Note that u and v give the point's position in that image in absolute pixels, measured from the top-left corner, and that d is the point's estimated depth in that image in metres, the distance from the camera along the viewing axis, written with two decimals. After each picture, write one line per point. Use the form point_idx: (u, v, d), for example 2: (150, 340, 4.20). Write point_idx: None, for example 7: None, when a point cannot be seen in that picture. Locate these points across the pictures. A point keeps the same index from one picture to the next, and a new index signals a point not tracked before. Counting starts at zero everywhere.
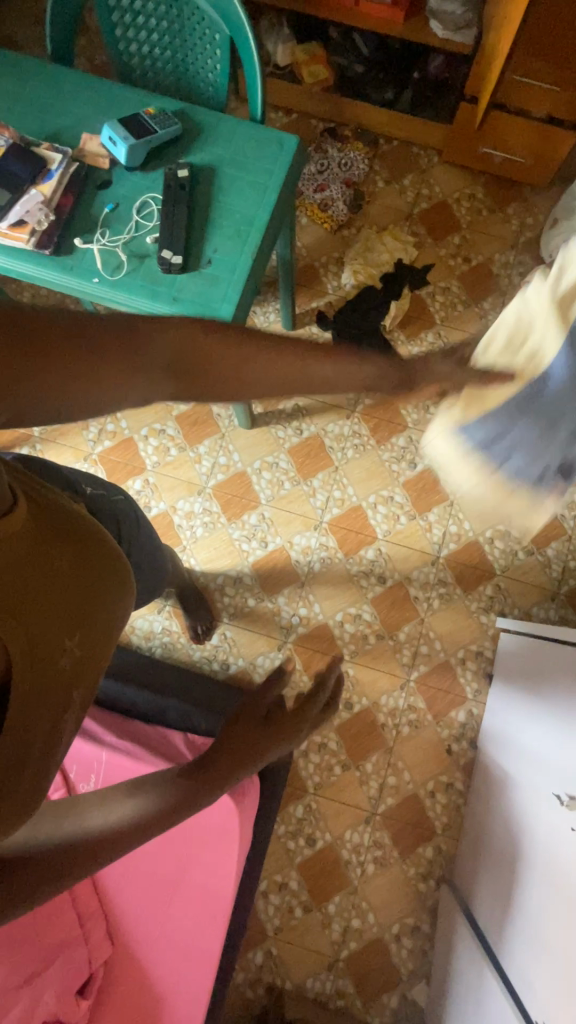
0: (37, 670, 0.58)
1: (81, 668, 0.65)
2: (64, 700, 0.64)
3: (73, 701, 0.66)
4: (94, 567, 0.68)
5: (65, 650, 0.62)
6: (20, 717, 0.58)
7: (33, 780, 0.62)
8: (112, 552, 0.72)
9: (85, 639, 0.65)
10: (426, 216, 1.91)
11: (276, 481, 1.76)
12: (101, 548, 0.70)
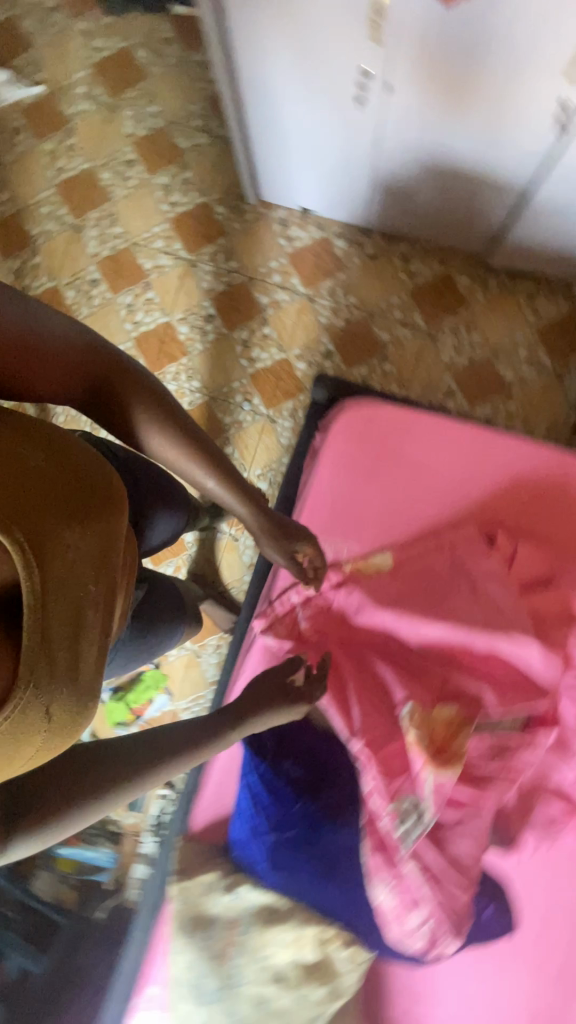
0: (46, 567, 0.68)
1: (94, 564, 0.73)
2: (88, 610, 0.72)
3: (99, 616, 0.73)
4: (93, 492, 0.77)
5: (67, 542, 0.71)
6: (55, 588, 0.69)
7: (89, 669, 0.72)
8: (102, 477, 0.80)
9: (87, 533, 0.73)
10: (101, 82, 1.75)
11: (263, 404, 1.72)
12: (97, 480, 0.79)
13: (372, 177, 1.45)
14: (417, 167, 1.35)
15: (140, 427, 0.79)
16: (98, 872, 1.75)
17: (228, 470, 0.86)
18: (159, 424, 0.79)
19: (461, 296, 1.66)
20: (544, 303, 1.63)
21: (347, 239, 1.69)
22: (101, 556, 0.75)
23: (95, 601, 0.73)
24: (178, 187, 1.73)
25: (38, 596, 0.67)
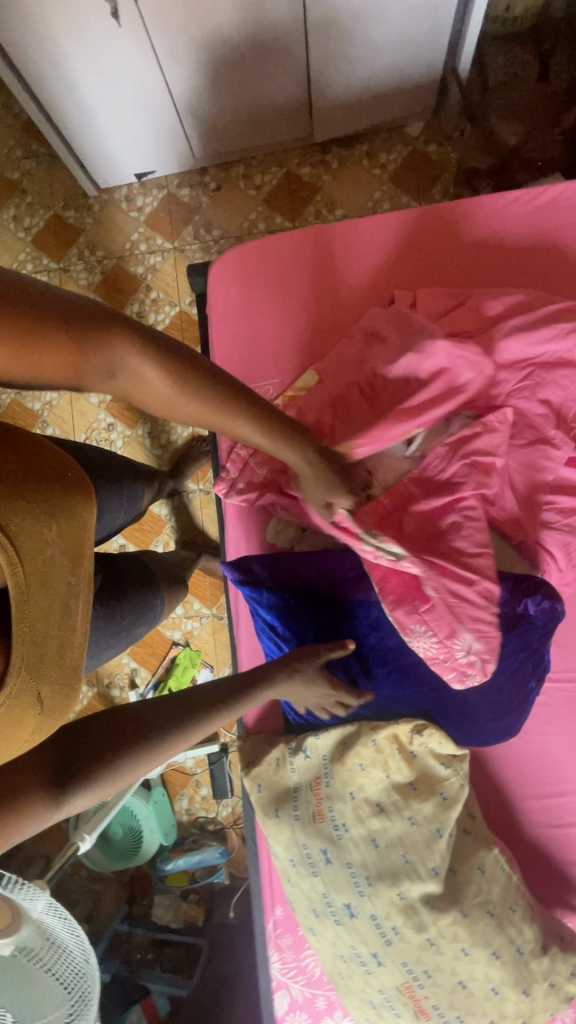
0: (28, 567, 0.60)
1: (72, 555, 0.66)
2: (71, 600, 0.66)
3: (83, 600, 0.68)
4: (66, 481, 0.66)
5: (47, 537, 0.63)
6: (38, 584, 0.62)
7: (73, 653, 0.67)
8: (73, 469, 0.68)
9: (63, 526, 0.64)
10: None
11: None
12: (67, 467, 0.67)
13: (182, 106, 1.53)
14: (207, 72, 1.43)
15: (172, 400, 0.63)
16: (215, 874, 1.61)
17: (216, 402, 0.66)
18: (191, 392, 0.64)
19: (313, 185, 1.72)
20: (386, 154, 1.69)
21: (190, 186, 1.78)
22: (79, 546, 0.67)
23: (80, 589, 0.67)
24: (35, 210, 1.83)
25: (24, 594, 0.60)
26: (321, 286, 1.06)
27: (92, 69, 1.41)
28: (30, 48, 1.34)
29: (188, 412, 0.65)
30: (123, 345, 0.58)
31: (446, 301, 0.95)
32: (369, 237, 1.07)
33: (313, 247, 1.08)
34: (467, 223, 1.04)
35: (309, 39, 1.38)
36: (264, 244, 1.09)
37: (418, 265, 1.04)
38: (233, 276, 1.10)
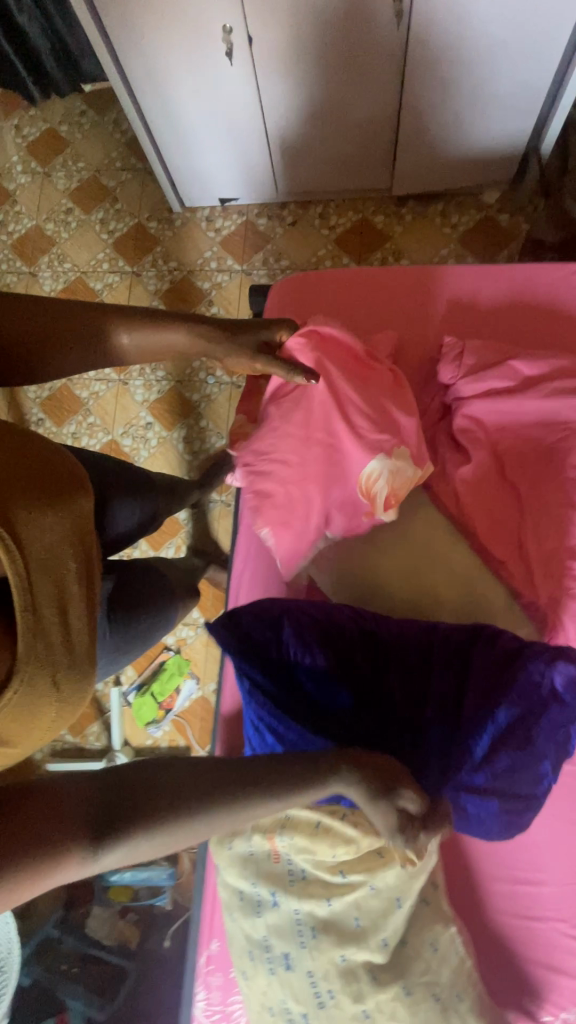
0: (27, 551, 0.66)
1: (70, 542, 0.72)
2: (75, 589, 0.72)
3: (84, 589, 0.73)
4: (65, 481, 0.76)
5: (44, 525, 0.69)
6: (39, 570, 0.67)
7: (83, 640, 0.72)
8: (70, 471, 0.78)
9: (62, 517, 0.72)
10: (41, 156, 2.05)
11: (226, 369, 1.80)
12: (67, 469, 0.78)
13: (274, 142, 1.63)
14: (304, 113, 1.54)
15: (147, 342, 0.88)
16: (158, 897, 1.54)
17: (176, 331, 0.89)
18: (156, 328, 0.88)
19: (383, 233, 1.80)
20: (459, 216, 1.76)
21: (268, 216, 1.87)
22: (77, 534, 0.74)
23: (81, 577, 0.73)
24: (121, 216, 1.95)
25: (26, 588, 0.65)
26: (372, 321, 1.09)
27: (200, 99, 1.52)
28: (147, 72, 1.46)
29: (165, 348, 0.91)
30: (97, 309, 0.83)
31: (494, 354, 0.96)
32: (430, 284, 1.09)
33: (372, 285, 1.11)
34: (525, 287, 1.06)
35: (402, 95, 1.47)
36: (324, 274, 1.13)
37: (470, 319, 1.06)
38: (289, 299, 1.14)
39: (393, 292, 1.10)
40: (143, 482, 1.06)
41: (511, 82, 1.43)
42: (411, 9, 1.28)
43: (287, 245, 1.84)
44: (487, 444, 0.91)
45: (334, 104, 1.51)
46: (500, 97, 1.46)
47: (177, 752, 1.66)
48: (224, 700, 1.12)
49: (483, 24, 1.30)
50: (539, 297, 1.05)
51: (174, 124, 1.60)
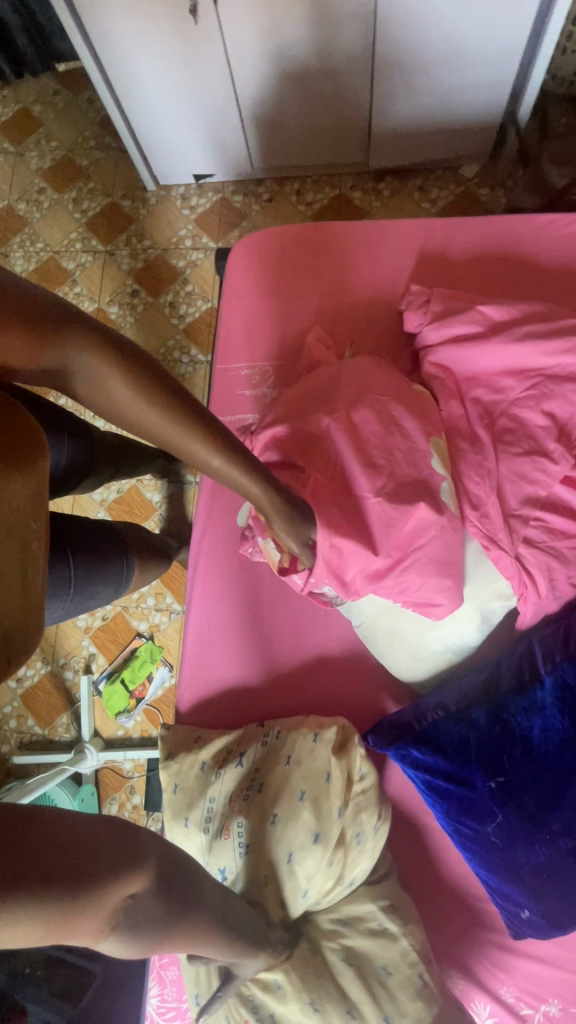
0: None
1: (35, 504, 0.66)
2: (34, 542, 0.66)
3: (43, 543, 0.68)
4: (21, 437, 0.65)
5: (11, 485, 0.63)
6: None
7: (37, 594, 0.66)
8: (27, 425, 0.67)
9: (26, 481, 0.64)
10: (13, 137, 2.00)
11: (201, 348, 1.75)
12: (19, 422, 0.66)
13: (247, 115, 1.60)
14: (274, 85, 1.51)
15: (129, 408, 0.64)
16: None
17: (166, 431, 0.66)
18: (145, 397, 0.63)
19: (361, 210, 1.76)
20: (437, 191, 1.72)
21: (244, 193, 1.83)
22: (39, 495, 0.67)
23: (41, 536, 0.67)
24: (94, 196, 1.91)
25: None
26: (341, 278, 1.04)
27: (169, 69, 1.48)
28: (112, 43, 1.43)
29: (150, 424, 0.65)
30: (75, 338, 0.59)
31: (462, 303, 0.92)
32: (400, 238, 1.05)
33: (341, 241, 1.06)
34: (497, 239, 1.02)
35: (373, 64, 1.43)
36: (290, 230, 1.09)
37: (440, 270, 1.02)
38: (254, 257, 1.09)
39: (363, 247, 1.05)
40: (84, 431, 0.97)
41: (485, 51, 1.39)
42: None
43: (264, 223, 1.80)
44: (457, 396, 0.87)
45: (305, 74, 1.47)
46: (474, 63, 1.42)
47: (149, 743, 1.59)
48: (183, 669, 1.06)
49: None
50: (514, 251, 1.01)
51: (144, 97, 1.56)
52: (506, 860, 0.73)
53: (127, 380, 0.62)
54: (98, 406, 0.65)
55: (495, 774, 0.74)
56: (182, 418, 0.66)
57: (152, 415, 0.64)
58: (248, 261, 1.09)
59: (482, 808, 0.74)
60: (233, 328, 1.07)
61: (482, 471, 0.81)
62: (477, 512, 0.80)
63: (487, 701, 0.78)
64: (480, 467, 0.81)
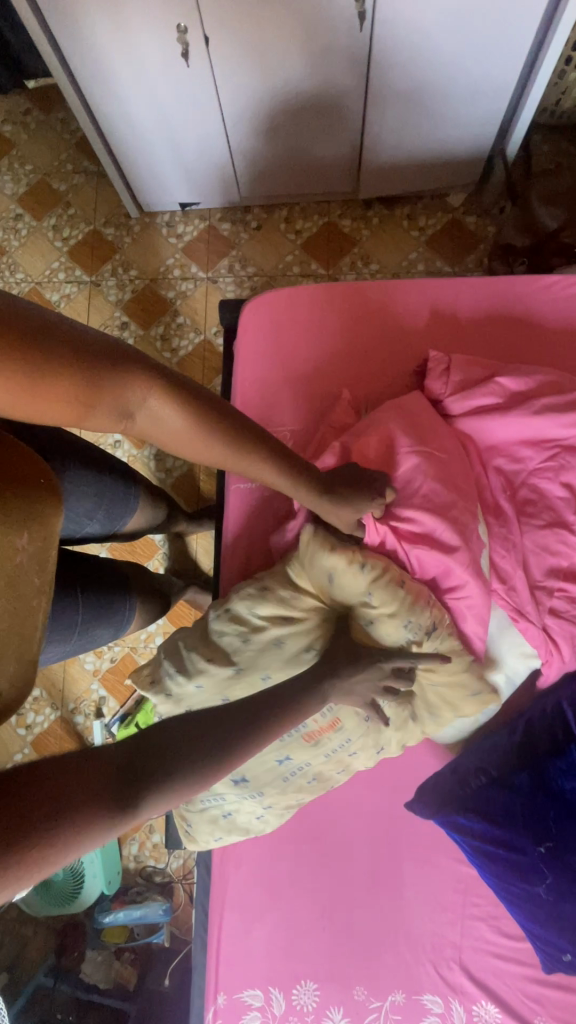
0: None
1: (40, 561, 0.64)
2: (34, 602, 0.64)
3: (44, 604, 0.66)
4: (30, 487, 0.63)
5: (17, 544, 0.61)
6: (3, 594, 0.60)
7: (33, 652, 0.64)
8: (45, 475, 0.66)
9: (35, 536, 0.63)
10: None
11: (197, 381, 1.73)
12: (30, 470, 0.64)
13: (235, 146, 1.57)
14: (264, 119, 1.49)
15: (189, 435, 0.66)
16: (155, 933, 1.49)
17: (233, 453, 0.69)
18: (197, 424, 0.65)
19: (351, 237, 1.76)
20: (426, 219, 1.74)
21: (231, 220, 1.80)
22: (44, 558, 0.65)
23: (41, 597, 0.65)
24: (75, 223, 1.85)
25: None
26: (355, 340, 1.06)
27: (155, 100, 1.44)
28: (94, 73, 1.38)
29: (196, 445, 0.67)
30: (136, 380, 0.60)
31: (480, 371, 0.94)
32: (410, 298, 1.07)
33: (351, 302, 1.08)
34: (505, 299, 1.04)
35: (365, 98, 1.43)
36: (301, 291, 1.10)
37: (452, 333, 1.04)
38: (265, 319, 1.09)
39: (374, 307, 1.07)
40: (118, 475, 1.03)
41: (475, 87, 1.41)
42: (374, 14, 1.25)
43: (254, 251, 1.78)
44: (478, 465, 0.89)
45: (297, 109, 1.46)
46: (465, 99, 1.43)
47: None
48: None
49: (449, 27, 1.27)
50: (520, 311, 1.04)
51: (128, 127, 1.52)
52: (555, 916, 0.78)
53: (192, 415, 0.64)
54: (162, 441, 0.66)
55: (543, 838, 0.79)
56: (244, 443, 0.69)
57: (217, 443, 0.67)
58: (260, 324, 1.09)
59: (531, 869, 0.79)
60: (249, 390, 1.07)
61: (507, 544, 0.84)
62: (505, 584, 0.83)
63: (528, 766, 0.83)
64: (506, 540, 0.84)
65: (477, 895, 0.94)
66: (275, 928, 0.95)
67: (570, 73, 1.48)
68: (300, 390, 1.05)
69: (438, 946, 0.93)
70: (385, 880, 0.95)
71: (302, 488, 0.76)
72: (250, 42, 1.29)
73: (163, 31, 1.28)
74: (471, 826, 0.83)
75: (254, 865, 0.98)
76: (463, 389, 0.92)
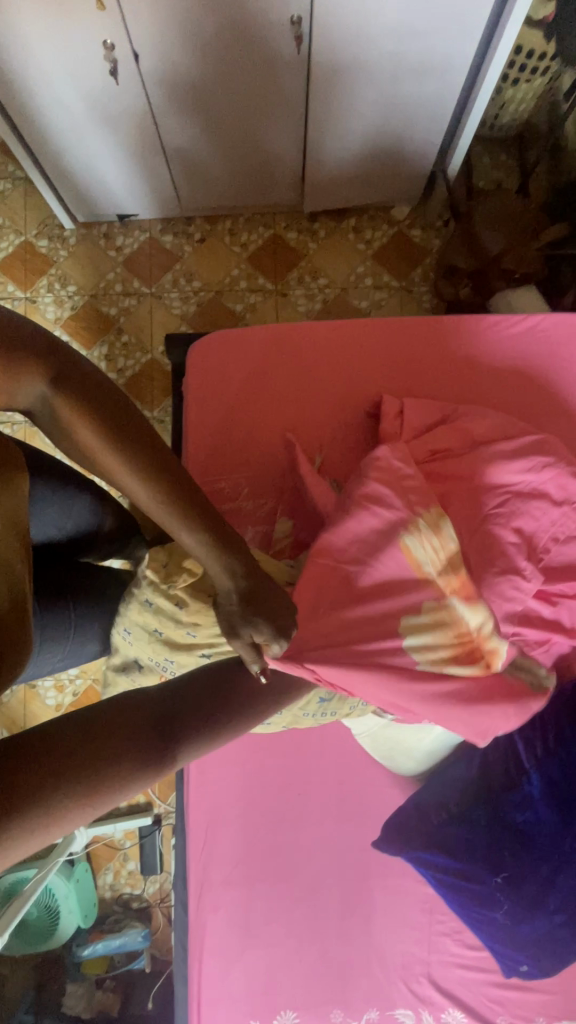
0: None
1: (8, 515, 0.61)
2: (18, 563, 0.61)
3: (27, 564, 0.63)
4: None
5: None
6: None
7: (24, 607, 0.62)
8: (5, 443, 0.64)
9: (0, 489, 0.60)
10: None
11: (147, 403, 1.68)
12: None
13: (173, 160, 1.50)
14: (206, 134, 1.42)
15: (73, 428, 0.62)
16: (136, 960, 1.51)
17: (110, 458, 0.62)
18: (81, 415, 0.61)
19: (298, 250, 1.73)
20: (372, 232, 1.73)
21: (174, 232, 1.74)
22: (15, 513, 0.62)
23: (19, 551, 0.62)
24: (4, 233, 1.73)
25: None
26: (311, 384, 1.08)
27: (86, 112, 1.35)
28: (15, 83, 1.28)
29: (85, 446, 0.63)
30: (37, 356, 0.59)
31: (433, 415, 1.00)
32: (362, 340, 1.09)
33: (306, 345, 1.09)
34: (451, 341, 1.08)
35: (304, 113, 1.39)
36: (253, 332, 1.10)
37: (403, 370, 1.08)
38: (219, 362, 1.09)
39: (327, 349, 1.09)
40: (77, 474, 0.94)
41: (416, 108, 1.40)
42: (311, 35, 1.21)
43: (200, 265, 1.73)
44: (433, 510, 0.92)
45: (237, 123, 1.40)
46: (406, 119, 1.42)
47: (137, 810, 1.60)
48: (190, 804, 1.02)
49: (387, 47, 1.25)
50: (466, 353, 1.08)
51: (57, 140, 1.42)
52: (512, 937, 0.85)
53: (79, 407, 0.61)
54: (59, 430, 0.64)
55: (499, 868, 0.85)
56: (129, 451, 0.62)
57: (97, 443, 0.62)
58: (214, 367, 1.09)
59: (489, 898, 0.85)
60: (206, 434, 1.07)
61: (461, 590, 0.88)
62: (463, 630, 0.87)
63: (485, 801, 0.88)
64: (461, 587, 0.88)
65: (443, 913, 1.00)
66: (255, 966, 0.98)
67: (507, 91, 1.49)
68: (258, 437, 1.06)
69: (408, 964, 0.98)
70: (358, 909, 1.00)
71: (189, 525, 0.67)
72: (185, 59, 1.23)
73: (88, 45, 1.20)
74: (437, 864, 0.87)
75: (231, 908, 1.00)
76: (416, 439, 0.95)
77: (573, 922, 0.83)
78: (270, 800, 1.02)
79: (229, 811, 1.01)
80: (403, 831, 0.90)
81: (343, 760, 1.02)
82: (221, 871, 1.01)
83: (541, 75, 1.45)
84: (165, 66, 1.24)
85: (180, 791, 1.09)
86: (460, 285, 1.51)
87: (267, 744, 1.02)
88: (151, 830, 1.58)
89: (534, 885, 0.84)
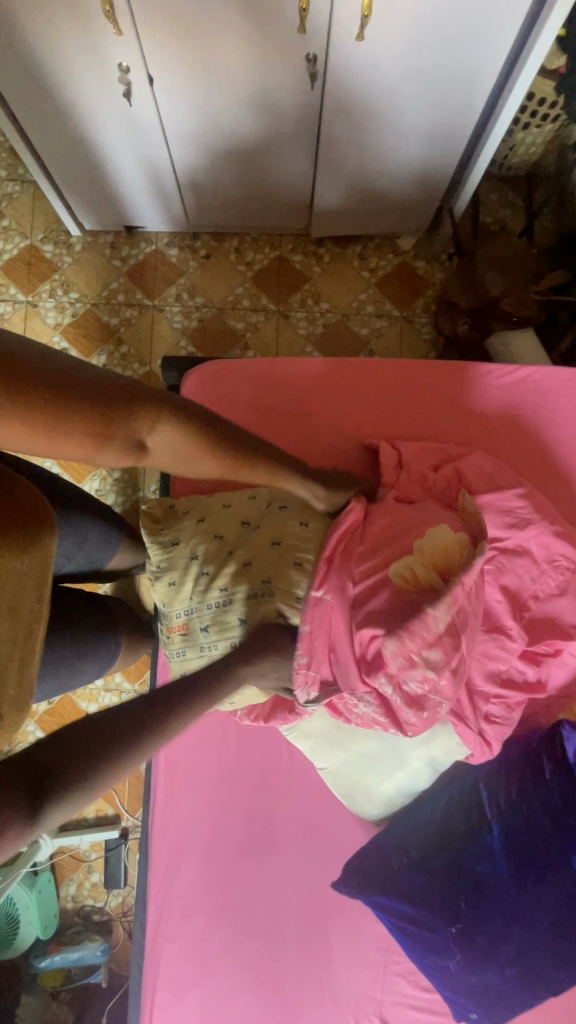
0: None
1: (38, 583, 0.61)
2: (32, 630, 0.62)
3: (41, 627, 0.63)
4: (30, 521, 0.59)
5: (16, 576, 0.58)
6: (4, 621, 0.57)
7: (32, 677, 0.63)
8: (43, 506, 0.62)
9: (36, 561, 0.60)
10: None
11: None
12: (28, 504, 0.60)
13: (183, 179, 1.50)
14: (216, 159, 1.43)
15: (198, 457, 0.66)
16: (92, 974, 1.51)
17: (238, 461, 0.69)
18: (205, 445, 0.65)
19: (303, 273, 1.74)
20: (377, 260, 1.74)
21: (180, 246, 1.74)
22: (44, 584, 0.62)
23: (41, 624, 0.63)
24: (10, 237, 1.73)
25: None
26: (301, 419, 1.09)
27: (99, 130, 1.36)
28: (30, 99, 1.28)
29: (207, 466, 0.68)
30: (146, 401, 0.59)
31: (426, 462, 1.01)
32: (354, 378, 1.10)
33: (299, 380, 1.10)
34: (443, 385, 1.10)
35: (316, 142, 1.39)
36: (248, 362, 1.11)
37: (400, 412, 1.09)
38: (213, 390, 1.10)
39: (320, 385, 1.10)
40: (93, 506, 0.95)
41: (425, 149, 1.42)
42: (325, 72, 1.22)
43: (205, 280, 1.73)
44: None
45: (249, 149, 1.41)
46: (416, 156, 1.43)
47: (105, 822, 1.59)
48: (156, 831, 1.03)
49: (398, 87, 1.26)
50: (456, 396, 1.09)
51: (68, 154, 1.42)
52: (463, 985, 0.86)
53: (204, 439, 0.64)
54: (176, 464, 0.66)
55: (453, 918, 0.85)
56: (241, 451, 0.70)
57: (221, 458, 0.67)
58: (208, 395, 1.10)
59: (443, 946, 0.85)
60: None
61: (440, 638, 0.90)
62: None
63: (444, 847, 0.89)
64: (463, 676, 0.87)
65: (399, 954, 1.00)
66: (208, 998, 0.98)
67: (518, 134, 1.52)
68: None
69: (361, 1003, 0.99)
70: (314, 946, 1.00)
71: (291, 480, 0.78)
72: (199, 94, 1.26)
73: (104, 67, 1.21)
74: (393, 907, 0.88)
75: (189, 939, 1.00)
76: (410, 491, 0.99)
77: (524, 975, 0.83)
78: (233, 832, 1.02)
79: (192, 839, 1.02)
80: (364, 872, 0.91)
81: (308, 795, 1.03)
82: (181, 900, 1.01)
83: (551, 122, 1.47)
84: (179, 93, 1.26)
85: (148, 816, 1.10)
86: (458, 322, 1.52)
87: (234, 774, 1.03)
88: (117, 843, 1.58)
89: (489, 936, 0.84)
